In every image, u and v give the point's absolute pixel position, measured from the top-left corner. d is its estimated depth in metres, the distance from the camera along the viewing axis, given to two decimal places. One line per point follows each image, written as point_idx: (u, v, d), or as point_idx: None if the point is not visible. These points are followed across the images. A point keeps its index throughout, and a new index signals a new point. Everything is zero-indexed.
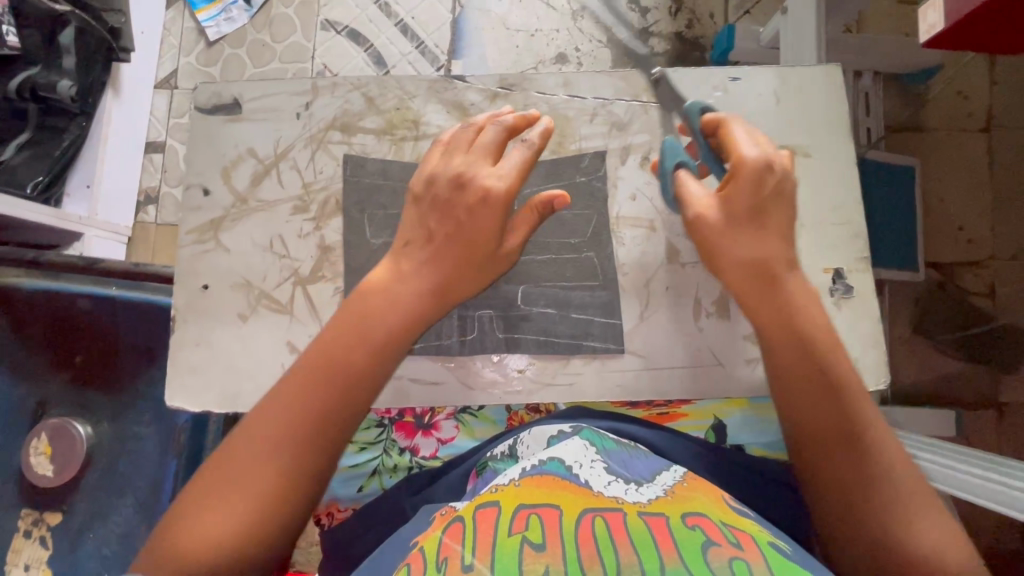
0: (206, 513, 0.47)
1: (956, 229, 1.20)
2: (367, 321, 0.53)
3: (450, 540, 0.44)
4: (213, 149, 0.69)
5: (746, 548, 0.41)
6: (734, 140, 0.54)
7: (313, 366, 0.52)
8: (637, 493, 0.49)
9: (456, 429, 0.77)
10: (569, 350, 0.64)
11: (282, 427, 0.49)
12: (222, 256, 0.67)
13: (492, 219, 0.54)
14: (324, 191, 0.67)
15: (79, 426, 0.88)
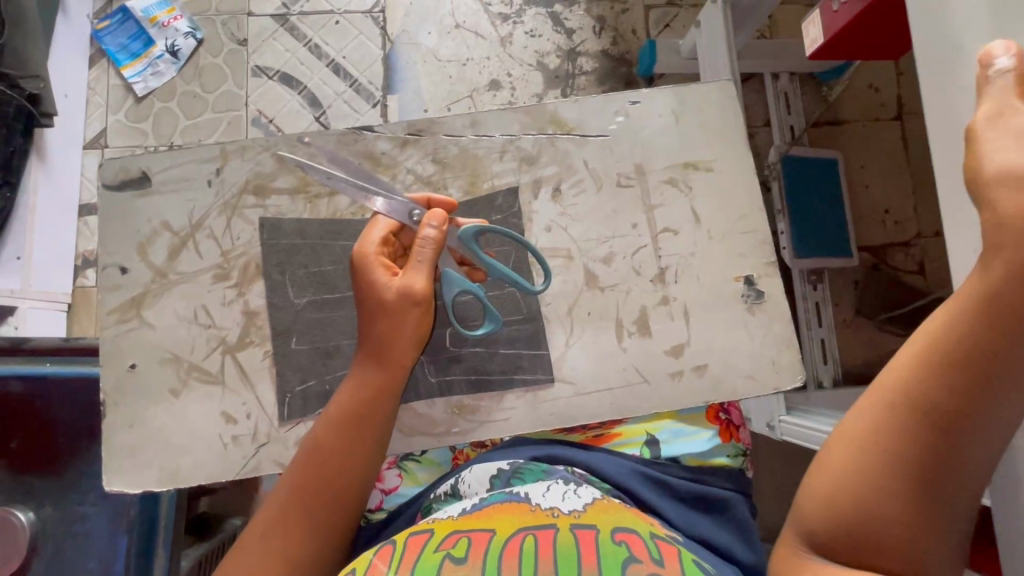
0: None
1: (882, 212, 1.31)
2: (352, 408, 0.54)
3: (379, 560, 0.47)
4: (126, 225, 0.63)
5: (667, 564, 0.45)
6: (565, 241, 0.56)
7: (309, 458, 0.54)
8: (574, 500, 0.51)
9: (400, 477, 0.64)
10: (519, 392, 0.62)
11: (284, 519, 0.52)
12: (147, 333, 0.61)
13: (408, 314, 0.54)
14: (244, 257, 0.63)
15: (20, 512, 0.81)
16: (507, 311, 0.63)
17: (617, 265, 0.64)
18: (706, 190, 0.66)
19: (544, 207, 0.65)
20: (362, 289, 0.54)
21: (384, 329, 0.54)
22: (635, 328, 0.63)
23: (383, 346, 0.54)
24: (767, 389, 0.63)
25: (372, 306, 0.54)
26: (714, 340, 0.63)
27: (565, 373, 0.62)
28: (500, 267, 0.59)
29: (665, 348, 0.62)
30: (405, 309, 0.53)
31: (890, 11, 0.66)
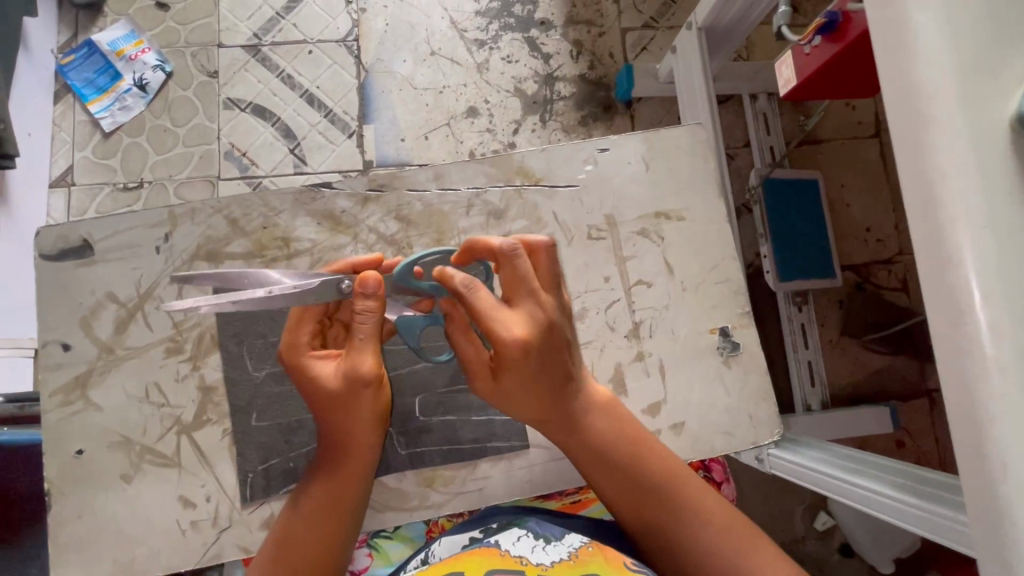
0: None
1: (864, 229, 1.30)
2: (325, 496, 0.52)
3: None
4: (67, 298, 0.59)
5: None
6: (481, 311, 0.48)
7: (275, 546, 0.51)
8: (542, 553, 0.49)
9: (368, 557, 0.60)
10: (489, 460, 0.59)
11: None
12: (95, 416, 0.58)
13: (367, 402, 0.51)
14: (196, 328, 0.59)
15: None
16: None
17: (590, 322, 0.61)
18: (679, 239, 0.64)
19: None
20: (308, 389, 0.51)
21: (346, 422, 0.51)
22: (611, 388, 0.60)
23: (343, 437, 0.52)
24: (746, 444, 0.61)
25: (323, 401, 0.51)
26: (691, 397, 0.61)
27: (538, 438, 0.59)
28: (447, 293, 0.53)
29: (640, 408, 0.60)
30: (356, 397, 0.50)
31: (860, 58, 0.65)
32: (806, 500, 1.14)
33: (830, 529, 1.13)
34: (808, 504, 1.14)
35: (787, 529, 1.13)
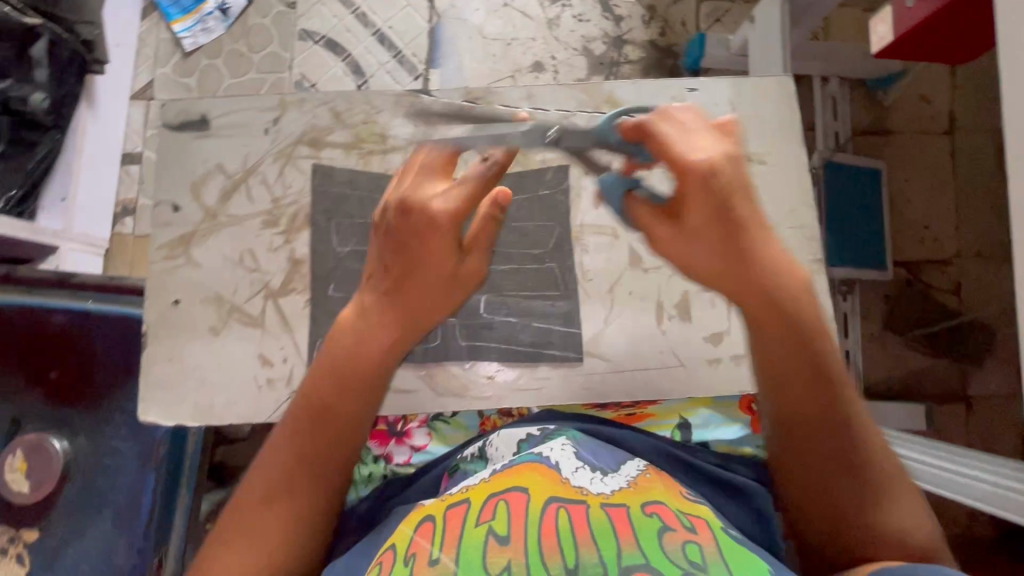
0: (234, 554, 0.51)
1: (922, 228, 1.21)
2: (355, 362, 0.54)
3: (420, 538, 0.46)
4: (181, 165, 0.64)
5: (700, 531, 0.44)
6: (667, 146, 0.42)
7: (305, 406, 0.54)
8: (601, 483, 0.49)
9: (428, 436, 0.68)
10: (550, 363, 0.62)
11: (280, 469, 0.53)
12: (193, 272, 0.63)
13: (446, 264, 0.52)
14: (293, 206, 0.64)
15: (56, 441, 0.85)
16: (546, 285, 0.63)
17: None
18: (759, 180, 0.65)
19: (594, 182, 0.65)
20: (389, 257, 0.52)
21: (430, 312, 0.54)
22: (676, 310, 0.63)
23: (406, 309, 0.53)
24: None
25: (399, 275, 0.52)
26: None
27: (600, 348, 0.62)
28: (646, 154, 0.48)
29: (703, 334, 0.62)
30: (447, 296, 0.54)
31: (966, 13, 0.64)
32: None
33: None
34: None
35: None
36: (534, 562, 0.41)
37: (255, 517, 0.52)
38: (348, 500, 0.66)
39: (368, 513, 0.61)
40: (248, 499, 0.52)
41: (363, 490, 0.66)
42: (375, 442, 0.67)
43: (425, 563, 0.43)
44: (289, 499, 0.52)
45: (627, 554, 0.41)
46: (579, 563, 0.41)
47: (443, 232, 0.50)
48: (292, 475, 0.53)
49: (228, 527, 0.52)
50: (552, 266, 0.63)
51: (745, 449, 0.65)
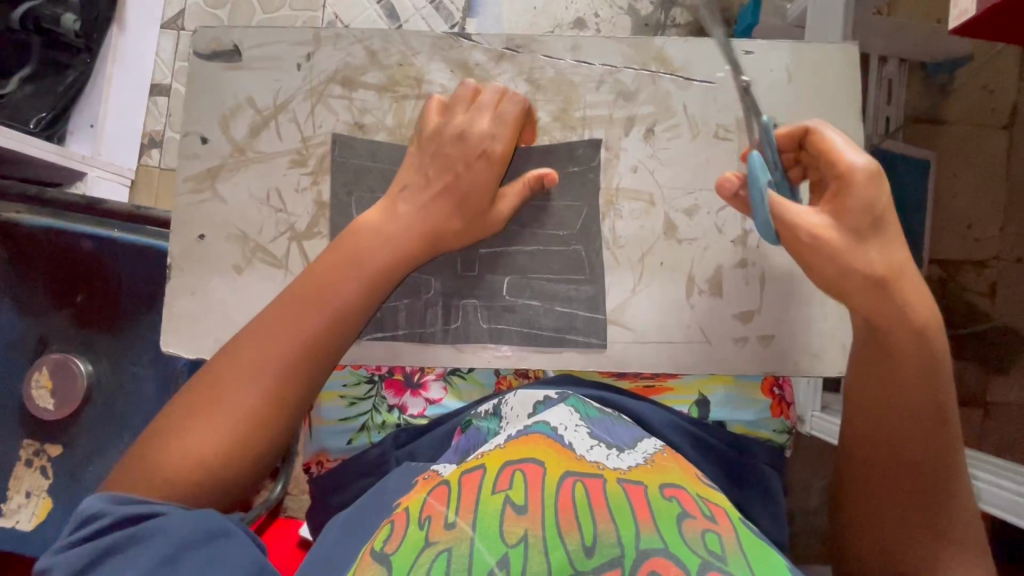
0: (185, 439, 0.46)
1: (964, 226, 1.08)
2: (358, 253, 0.53)
3: (434, 501, 0.47)
4: (211, 96, 0.63)
5: (720, 521, 0.44)
6: (835, 147, 0.49)
7: (304, 290, 0.52)
8: (617, 459, 0.50)
9: (444, 390, 0.68)
10: (569, 343, 0.60)
11: (263, 353, 0.49)
12: (219, 207, 0.62)
13: (489, 176, 0.55)
14: (322, 147, 0.62)
15: (80, 363, 0.87)
16: (573, 270, 0.61)
17: (699, 219, 0.61)
18: None
19: (634, 145, 0.62)
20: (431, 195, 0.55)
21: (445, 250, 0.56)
22: (706, 287, 0.61)
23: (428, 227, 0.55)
24: (833, 370, 0.60)
25: (437, 209, 0.55)
26: (786, 311, 0.61)
27: (625, 318, 0.60)
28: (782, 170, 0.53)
29: (732, 312, 0.60)
30: (471, 220, 0.55)
31: None
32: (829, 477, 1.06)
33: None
34: (829, 481, 1.07)
35: (799, 499, 1.07)
36: (550, 534, 0.42)
37: (215, 405, 0.47)
38: (362, 442, 0.67)
39: (379, 458, 0.63)
40: (207, 383, 0.48)
41: (375, 436, 0.67)
42: (390, 391, 0.68)
43: (439, 526, 0.44)
44: (254, 393, 0.48)
45: (645, 538, 0.41)
46: (596, 540, 0.41)
47: (490, 182, 0.55)
48: (262, 368, 0.49)
49: (181, 409, 0.48)
50: (579, 249, 0.61)
51: (760, 432, 0.65)
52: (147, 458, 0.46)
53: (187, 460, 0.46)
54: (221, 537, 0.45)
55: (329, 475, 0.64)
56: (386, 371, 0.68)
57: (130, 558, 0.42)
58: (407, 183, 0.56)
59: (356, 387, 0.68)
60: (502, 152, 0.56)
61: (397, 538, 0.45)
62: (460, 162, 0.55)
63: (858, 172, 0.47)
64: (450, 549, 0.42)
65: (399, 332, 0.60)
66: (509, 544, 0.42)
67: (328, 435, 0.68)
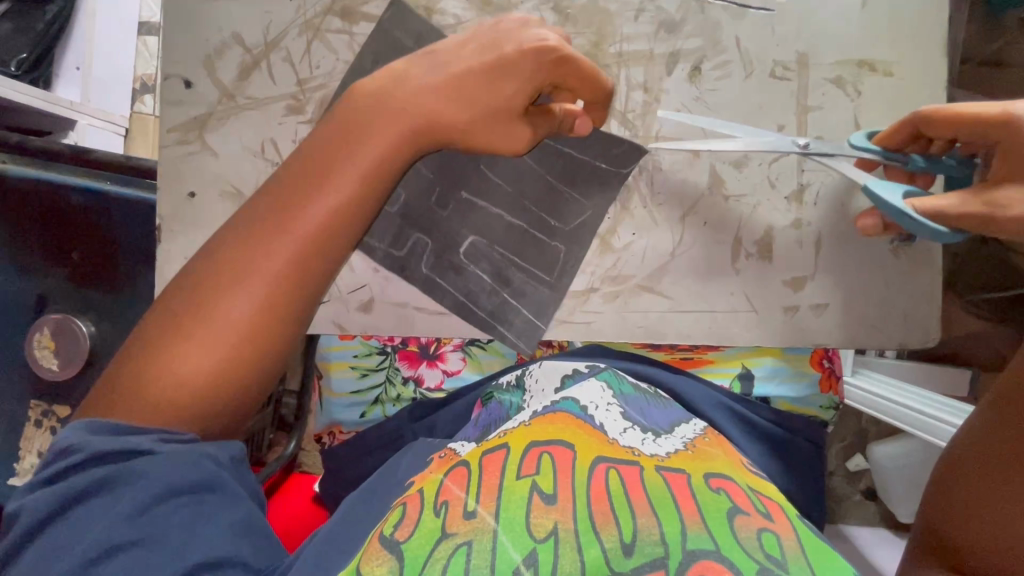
0: (163, 359, 0.39)
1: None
2: (353, 139, 0.44)
3: (452, 483, 0.43)
4: (193, 31, 0.55)
5: (776, 520, 0.40)
6: (964, 112, 0.43)
7: (296, 182, 0.43)
8: (655, 444, 0.46)
9: (463, 361, 0.64)
10: (507, 328, 0.54)
11: (249, 256, 0.41)
12: (209, 161, 0.55)
13: (532, 82, 0.44)
14: (322, 90, 0.55)
15: (80, 323, 0.81)
16: (538, 260, 0.54)
17: (749, 172, 0.54)
18: (879, 98, 0.54)
19: (677, 87, 0.54)
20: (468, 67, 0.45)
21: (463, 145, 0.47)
22: (755, 250, 0.54)
23: (439, 110, 0.45)
24: (889, 342, 0.55)
25: (465, 87, 0.45)
26: (842, 277, 0.54)
27: (662, 285, 0.54)
28: (919, 159, 0.48)
29: (783, 278, 0.54)
30: (512, 119, 0.46)
31: None
32: (847, 439, 1.03)
33: (860, 472, 1.04)
34: (847, 442, 1.04)
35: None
36: (584, 525, 0.38)
37: (192, 319, 0.40)
38: (376, 416, 0.64)
39: (393, 432, 0.59)
40: (190, 292, 0.41)
41: (390, 409, 0.64)
42: (404, 362, 0.64)
43: (458, 515, 0.40)
44: (238, 306, 0.40)
45: (694, 537, 0.36)
46: (636, 537, 0.37)
47: (530, 80, 0.44)
48: (251, 274, 0.41)
49: (158, 321, 0.41)
50: (550, 235, 0.54)
51: (805, 407, 0.61)
52: (121, 382, 0.40)
53: (163, 384, 0.39)
54: (208, 491, 0.40)
55: (342, 448, 0.61)
56: (400, 343, 0.64)
57: (106, 504, 0.38)
58: (438, 50, 0.47)
59: (367, 359, 0.64)
60: (559, 52, 0.44)
61: (411, 524, 0.40)
62: (511, 42, 0.45)
63: (1016, 125, 0.41)
64: (471, 542, 0.38)
65: (412, 299, 0.55)
66: (537, 539, 0.37)
67: (340, 408, 0.65)
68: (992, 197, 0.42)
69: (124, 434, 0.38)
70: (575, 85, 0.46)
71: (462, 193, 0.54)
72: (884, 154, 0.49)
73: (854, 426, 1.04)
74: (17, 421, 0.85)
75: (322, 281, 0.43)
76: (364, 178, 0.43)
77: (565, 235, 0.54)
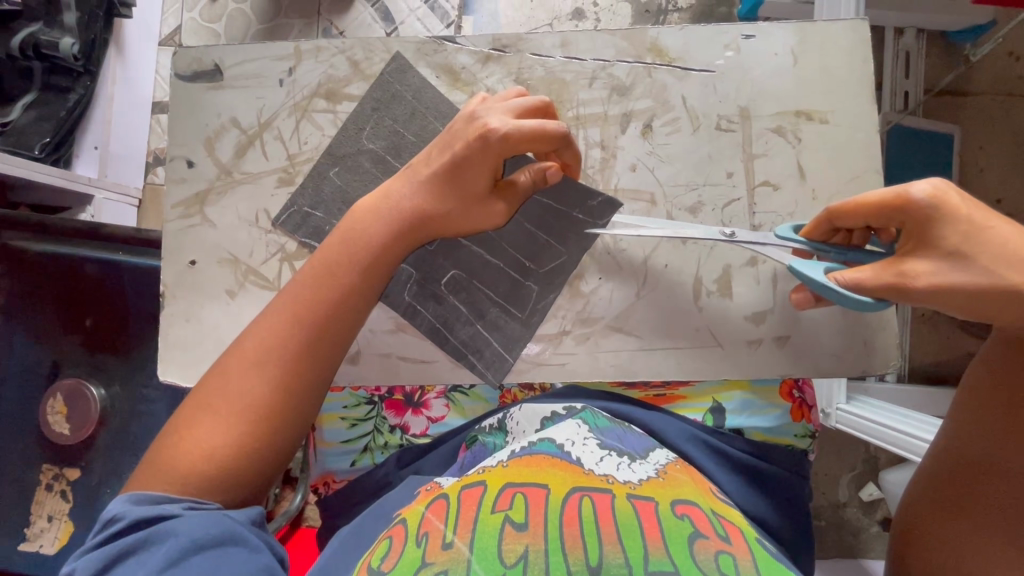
0: (192, 436, 0.43)
1: (993, 201, 0.99)
2: (357, 234, 0.50)
3: (432, 515, 0.44)
4: (194, 118, 0.61)
5: (734, 542, 0.42)
6: (872, 200, 0.47)
7: (310, 274, 0.49)
8: (628, 471, 0.47)
9: (446, 407, 0.66)
10: (477, 359, 0.57)
11: (268, 342, 0.46)
12: (209, 232, 0.61)
13: (483, 162, 0.49)
14: (309, 163, 0.60)
15: (91, 387, 0.86)
16: (511, 296, 0.57)
17: (704, 217, 0.58)
18: (818, 143, 0.58)
19: (631, 143, 0.59)
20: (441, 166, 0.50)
21: (448, 232, 0.52)
22: (715, 288, 0.58)
23: (424, 200, 0.50)
24: (853, 370, 0.57)
25: (438, 183, 0.50)
26: (801, 310, 0.57)
27: (630, 325, 0.58)
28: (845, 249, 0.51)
29: (745, 313, 0.57)
30: (480, 201, 0.51)
31: None
32: (855, 467, 1.02)
33: (875, 502, 1.02)
34: (856, 472, 1.03)
35: (827, 491, 1.03)
36: (554, 548, 0.40)
37: (219, 398, 0.45)
38: (366, 463, 0.67)
39: (383, 480, 0.61)
40: (214, 377, 0.46)
41: (378, 456, 0.67)
42: (391, 411, 0.67)
43: (437, 546, 0.41)
44: (259, 385, 0.45)
45: (654, 560, 0.38)
46: (602, 561, 0.39)
47: (481, 155, 0.49)
48: (271, 357, 0.46)
49: (187, 406, 0.45)
50: (523, 273, 0.57)
51: (778, 437, 0.63)
52: (160, 455, 0.44)
53: (194, 455, 0.43)
54: (233, 544, 0.41)
55: (336, 497, 0.63)
56: (386, 391, 0.67)
57: (139, 564, 0.39)
58: (413, 162, 0.53)
59: (356, 409, 0.67)
60: (502, 135, 0.48)
61: (395, 555, 0.42)
62: (461, 140, 0.50)
63: (914, 206, 0.45)
64: (447, 570, 0.39)
65: (395, 349, 0.59)
66: (507, 564, 0.39)
67: (332, 458, 0.67)
68: (902, 269, 0.46)
69: (160, 502, 0.42)
70: (534, 148, 0.49)
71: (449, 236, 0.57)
72: (811, 245, 0.52)
73: (863, 455, 1.03)
74: (28, 486, 0.87)
75: (335, 357, 0.49)
76: (372, 268, 0.50)
77: (533, 273, 0.57)
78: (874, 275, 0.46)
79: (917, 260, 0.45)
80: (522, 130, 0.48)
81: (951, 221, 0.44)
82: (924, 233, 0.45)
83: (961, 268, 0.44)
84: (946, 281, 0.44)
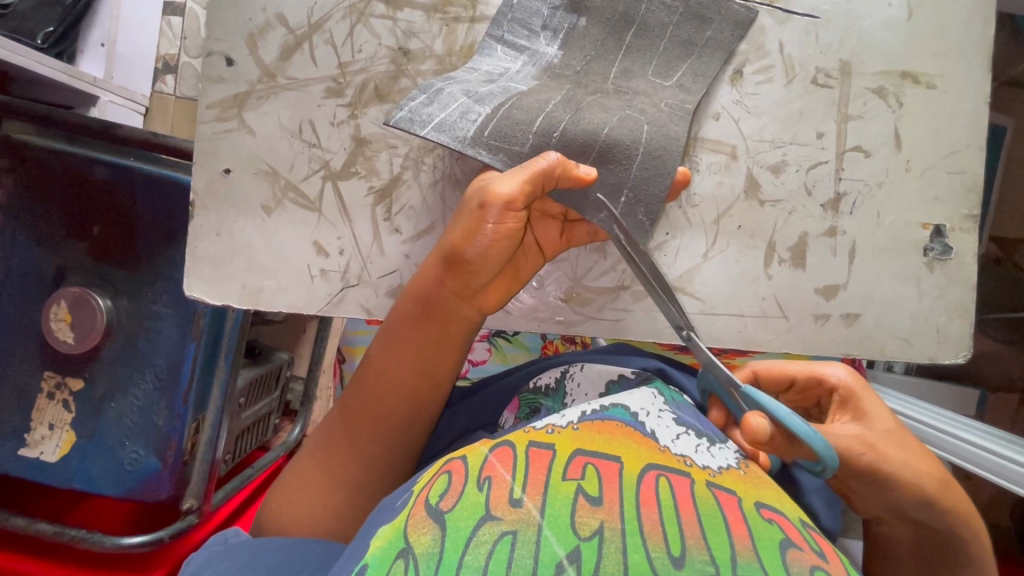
0: (321, 507, 0.50)
1: None
2: (434, 316, 0.49)
3: (497, 461, 0.41)
4: (235, 7, 0.54)
5: (830, 560, 0.37)
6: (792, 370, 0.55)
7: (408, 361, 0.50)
8: (708, 456, 0.44)
9: (488, 352, 0.78)
10: (536, 292, 0.55)
11: (385, 417, 0.51)
12: (246, 139, 0.55)
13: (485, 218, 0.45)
14: (362, 74, 0.55)
15: (99, 298, 0.80)
16: (505, 140, 0.49)
17: (787, 178, 0.54)
18: (920, 108, 0.54)
19: (720, 88, 0.54)
20: (520, 189, 0.44)
21: (456, 278, 0.48)
22: (788, 256, 0.54)
23: (454, 261, 0.47)
24: (919, 357, 0.55)
25: (471, 226, 0.46)
26: (877, 289, 0.54)
27: (693, 287, 0.54)
28: None
29: (815, 286, 0.54)
30: (485, 238, 0.46)
31: None
32: None
33: None
34: None
35: None
36: (631, 528, 0.36)
37: (344, 467, 0.51)
38: None
39: None
40: (340, 444, 0.51)
41: None
42: None
43: (504, 500, 0.38)
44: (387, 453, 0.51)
45: (743, 563, 0.34)
46: (684, 553, 0.35)
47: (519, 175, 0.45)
48: (389, 425, 0.51)
49: (316, 475, 0.51)
50: (536, 125, 0.49)
51: None
52: (284, 506, 0.52)
53: (323, 515, 0.50)
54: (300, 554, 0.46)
55: None
56: None
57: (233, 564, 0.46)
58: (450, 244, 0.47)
59: None
60: (504, 198, 0.44)
61: (455, 495, 0.39)
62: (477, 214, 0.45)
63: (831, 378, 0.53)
64: (516, 532, 0.36)
65: None
66: (582, 537, 0.35)
67: None
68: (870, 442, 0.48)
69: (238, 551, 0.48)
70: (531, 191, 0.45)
71: (514, 86, 0.51)
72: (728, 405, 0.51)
73: None
74: (30, 391, 0.84)
75: (428, 408, 0.52)
76: (453, 340, 0.51)
77: (632, 163, 0.50)
78: (840, 435, 0.48)
79: (873, 435, 0.49)
80: (534, 178, 0.45)
81: (882, 409, 0.52)
82: (861, 404, 0.52)
83: (906, 449, 0.49)
84: (901, 458, 0.48)
